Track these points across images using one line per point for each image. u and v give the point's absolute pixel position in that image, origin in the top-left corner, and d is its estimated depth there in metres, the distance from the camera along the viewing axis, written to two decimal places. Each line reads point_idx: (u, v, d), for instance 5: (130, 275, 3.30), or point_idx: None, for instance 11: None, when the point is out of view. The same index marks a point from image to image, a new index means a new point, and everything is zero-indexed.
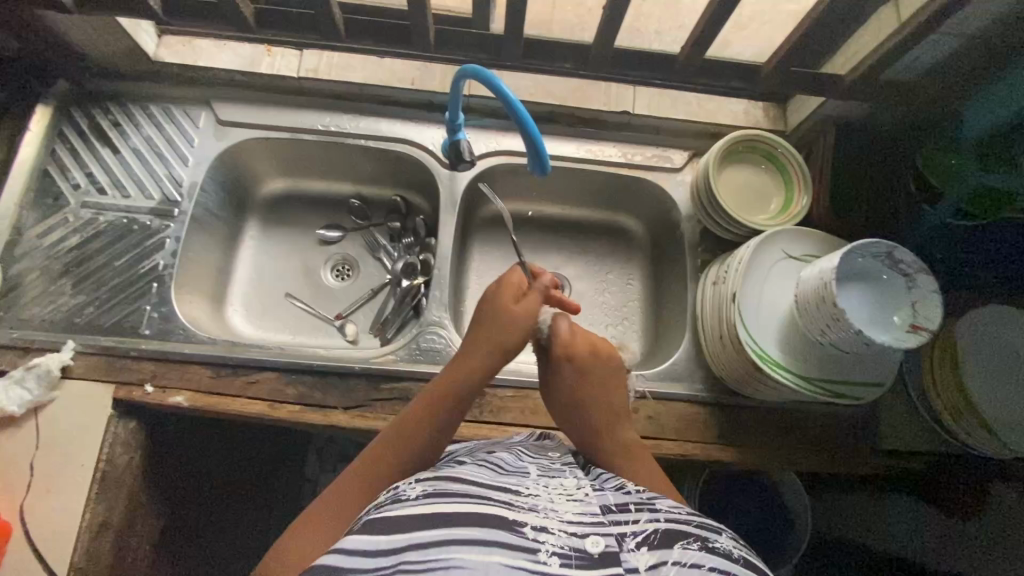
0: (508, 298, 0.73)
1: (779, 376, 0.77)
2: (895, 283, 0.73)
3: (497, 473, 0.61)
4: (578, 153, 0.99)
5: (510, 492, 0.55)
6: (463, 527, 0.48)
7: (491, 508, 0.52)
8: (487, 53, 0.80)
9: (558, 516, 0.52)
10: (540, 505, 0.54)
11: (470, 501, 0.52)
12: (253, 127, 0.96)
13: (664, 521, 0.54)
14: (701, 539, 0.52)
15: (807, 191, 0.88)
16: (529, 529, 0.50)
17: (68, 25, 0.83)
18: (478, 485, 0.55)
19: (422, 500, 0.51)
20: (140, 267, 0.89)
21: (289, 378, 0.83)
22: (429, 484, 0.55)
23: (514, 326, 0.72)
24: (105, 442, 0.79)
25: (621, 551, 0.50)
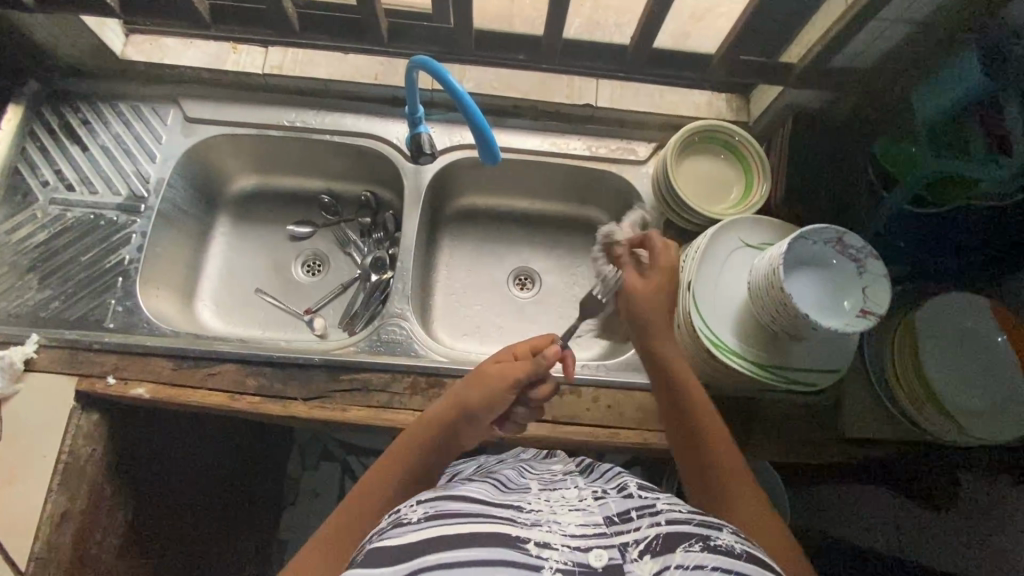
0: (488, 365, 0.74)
1: (732, 362, 0.78)
2: (846, 268, 0.72)
3: (499, 491, 0.62)
4: (543, 146, 1.00)
5: (512, 509, 0.56)
6: (464, 549, 0.50)
7: (493, 527, 0.52)
8: (442, 46, 0.80)
9: (561, 530, 0.53)
10: (543, 519, 0.55)
11: (475, 522, 0.52)
12: (220, 123, 0.97)
13: (665, 525, 0.54)
14: (702, 539, 0.53)
15: (766, 179, 0.88)
16: (531, 546, 0.50)
17: (32, 24, 0.84)
18: (481, 504, 0.56)
19: (424, 523, 0.53)
20: (106, 262, 0.90)
21: (250, 370, 0.84)
22: (430, 504, 0.56)
23: (483, 390, 0.71)
24: (69, 435, 0.81)
25: (624, 563, 0.50)
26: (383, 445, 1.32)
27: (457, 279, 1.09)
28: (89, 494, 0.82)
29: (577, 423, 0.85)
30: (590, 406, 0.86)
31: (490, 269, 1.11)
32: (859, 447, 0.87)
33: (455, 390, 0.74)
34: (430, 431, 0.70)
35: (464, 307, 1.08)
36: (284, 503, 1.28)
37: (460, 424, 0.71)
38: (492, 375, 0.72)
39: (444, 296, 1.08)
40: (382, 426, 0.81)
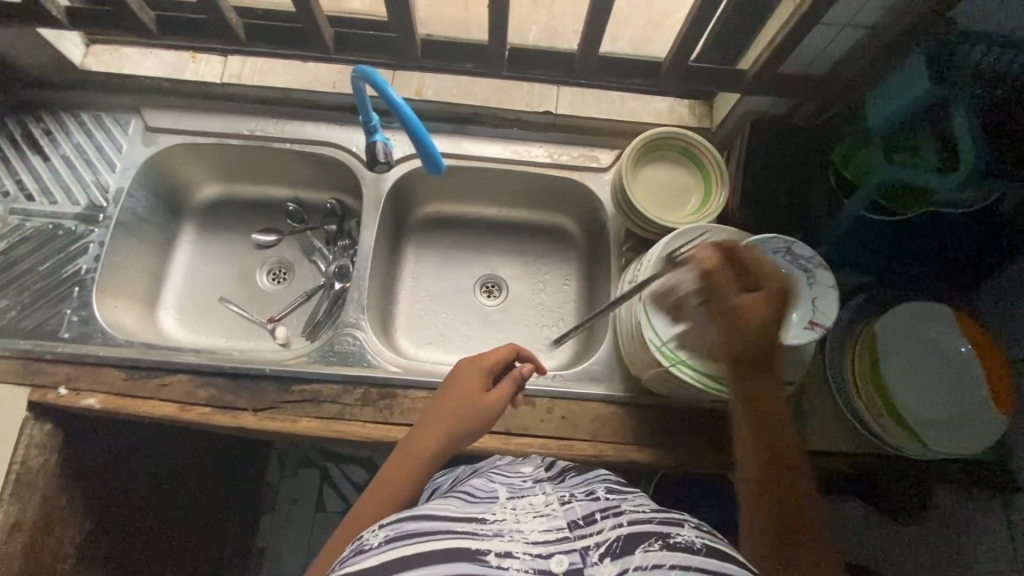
0: (470, 385, 0.72)
1: (682, 373, 0.77)
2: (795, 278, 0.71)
3: (464, 501, 0.60)
4: (504, 154, 0.99)
5: (475, 520, 0.54)
6: (428, 568, 0.47)
7: (455, 539, 0.51)
8: (391, 55, 0.80)
9: (523, 538, 0.52)
10: (506, 528, 0.54)
11: (437, 539, 0.50)
12: (179, 132, 0.98)
13: (627, 526, 0.53)
14: (661, 537, 0.53)
15: (724, 187, 0.86)
16: (492, 556, 0.49)
17: None
18: (442, 517, 0.54)
19: (385, 545, 0.50)
20: (64, 272, 0.90)
21: (201, 380, 0.84)
22: (392, 526, 0.53)
23: (471, 406, 0.70)
24: (20, 445, 0.81)
25: (585, 566, 0.49)
26: (361, 453, 1.31)
27: (423, 286, 1.09)
28: (42, 504, 0.82)
29: (530, 435, 0.83)
30: (544, 417, 0.84)
31: (456, 276, 1.10)
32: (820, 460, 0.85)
33: (438, 416, 0.70)
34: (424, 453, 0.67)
35: (429, 315, 1.07)
36: (262, 511, 1.28)
37: (453, 445, 0.69)
38: (484, 400, 0.70)
39: (408, 304, 1.07)
40: (332, 437, 0.81)
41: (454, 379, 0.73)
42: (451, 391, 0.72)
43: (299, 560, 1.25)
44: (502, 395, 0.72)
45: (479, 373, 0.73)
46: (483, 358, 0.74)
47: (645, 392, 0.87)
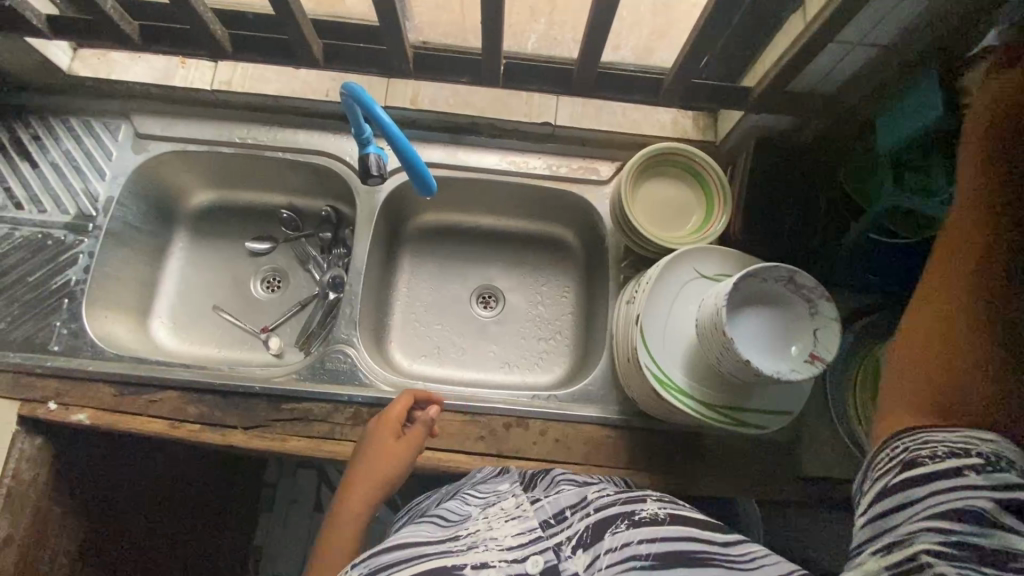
0: (388, 436, 0.74)
1: (680, 402, 0.74)
2: (798, 309, 0.69)
3: (439, 524, 0.58)
4: (501, 165, 0.97)
5: (449, 538, 0.53)
6: None
7: (429, 556, 0.49)
8: (382, 68, 0.77)
9: (498, 545, 0.51)
10: (479, 539, 0.52)
11: (411, 561, 0.49)
12: (169, 139, 0.95)
13: (594, 513, 0.53)
14: (627, 516, 0.52)
15: (727, 209, 0.84)
16: (468, 568, 0.47)
17: None
18: (414, 540, 0.52)
19: None
20: (52, 283, 0.89)
21: (190, 397, 0.83)
22: (364, 563, 0.50)
23: (394, 449, 0.73)
24: (11, 459, 0.81)
25: (560, 562, 0.49)
26: None
27: (419, 297, 1.08)
28: (33, 519, 0.82)
29: (522, 458, 0.82)
30: (537, 439, 0.83)
31: (452, 287, 1.09)
32: (818, 487, 0.83)
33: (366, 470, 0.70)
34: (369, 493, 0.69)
35: (424, 326, 1.06)
36: (260, 511, 1.27)
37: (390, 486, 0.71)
38: (406, 441, 0.74)
39: (403, 315, 1.07)
40: (324, 457, 0.80)
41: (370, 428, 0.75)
42: (373, 438, 0.74)
43: (297, 560, 1.24)
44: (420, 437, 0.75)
45: (391, 425, 0.75)
46: (392, 410, 0.76)
47: (641, 415, 0.85)
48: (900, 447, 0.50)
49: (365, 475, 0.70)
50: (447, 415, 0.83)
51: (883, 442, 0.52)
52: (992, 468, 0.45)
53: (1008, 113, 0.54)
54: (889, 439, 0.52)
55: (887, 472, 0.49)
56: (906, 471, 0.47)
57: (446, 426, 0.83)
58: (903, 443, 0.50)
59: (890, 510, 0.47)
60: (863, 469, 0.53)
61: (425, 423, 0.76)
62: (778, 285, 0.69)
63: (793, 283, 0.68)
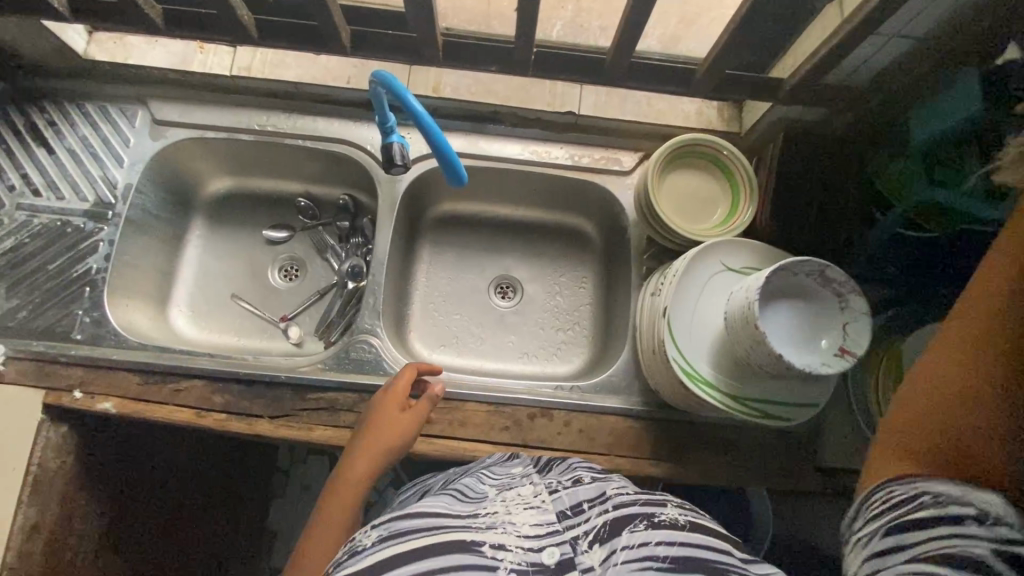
0: (393, 407, 0.77)
1: (706, 395, 0.75)
2: (827, 302, 0.69)
3: (456, 497, 0.60)
4: (523, 154, 0.96)
5: (468, 514, 0.55)
6: (421, 562, 0.48)
7: (449, 531, 0.51)
8: (410, 57, 0.76)
9: (516, 530, 0.53)
10: (498, 520, 0.54)
11: (432, 533, 0.51)
12: (187, 126, 0.94)
13: (612, 511, 0.55)
14: (646, 517, 0.53)
15: (753, 202, 0.84)
16: (487, 548, 0.50)
17: None
18: (435, 512, 0.55)
19: (379, 545, 0.51)
20: (73, 271, 0.88)
21: (216, 386, 0.83)
22: (385, 527, 0.53)
23: (398, 422, 0.76)
24: (37, 448, 0.80)
25: (575, 555, 0.51)
26: None
27: (437, 286, 1.08)
28: (59, 506, 0.82)
29: (547, 448, 0.83)
30: (561, 430, 0.84)
31: (470, 277, 1.09)
32: (837, 478, 0.84)
33: (372, 440, 0.74)
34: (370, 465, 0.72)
35: (443, 316, 1.07)
36: (273, 496, 1.28)
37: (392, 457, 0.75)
38: (410, 415, 0.77)
39: (422, 304, 1.07)
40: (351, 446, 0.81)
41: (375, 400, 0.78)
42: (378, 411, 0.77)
43: None
44: (424, 411, 0.78)
45: (397, 398, 0.78)
46: (398, 383, 0.79)
47: (663, 406, 0.86)
48: (900, 490, 0.48)
49: (368, 447, 0.73)
50: (471, 404, 0.84)
51: (878, 482, 0.50)
52: (998, 521, 0.43)
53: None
54: (886, 482, 0.50)
55: (884, 515, 0.47)
56: (904, 514, 0.46)
57: (471, 416, 0.83)
58: (903, 486, 0.48)
59: (884, 552, 0.45)
60: (855, 510, 0.52)
61: (429, 398, 0.79)
62: (804, 277, 0.69)
63: (822, 274, 0.68)
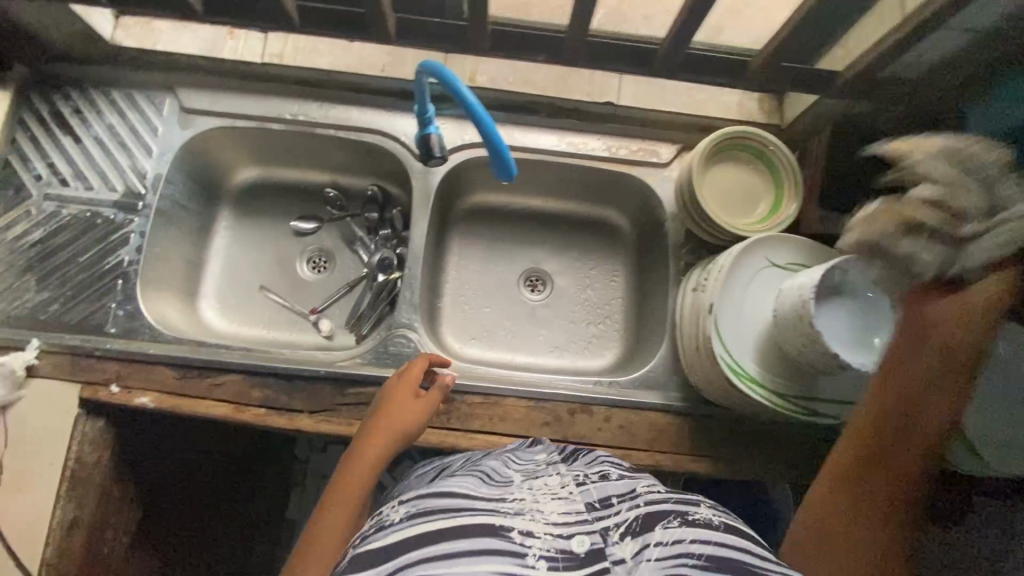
0: (406, 392, 0.77)
1: (753, 392, 0.75)
2: (879, 301, 0.69)
3: (483, 479, 0.61)
4: (560, 146, 0.95)
5: (496, 498, 0.56)
6: (451, 543, 0.49)
7: (478, 516, 0.53)
8: (455, 44, 0.74)
9: (544, 517, 0.54)
10: (525, 507, 0.55)
11: (461, 515, 0.52)
12: (218, 114, 0.92)
13: (644, 506, 0.56)
14: (680, 514, 0.55)
15: (798, 197, 0.83)
16: (515, 533, 0.51)
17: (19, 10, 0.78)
18: (465, 494, 0.56)
19: (409, 521, 0.52)
20: (105, 262, 0.86)
21: (255, 380, 0.82)
22: (412, 503, 0.55)
23: (409, 408, 0.75)
24: (75, 442, 0.79)
25: (605, 546, 0.53)
26: None
27: (467, 279, 1.07)
28: (98, 501, 0.81)
29: (587, 443, 0.83)
30: (602, 425, 0.83)
31: (500, 270, 1.08)
32: None
33: (384, 426, 0.73)
34: (378, 453, 0.71)
35: (474, 309, 1.06)
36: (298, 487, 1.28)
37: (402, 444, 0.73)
38: (422, 402, 0.76)
39: (452, 298, 1.06)
40: None
41: (386, 385, 0.78)
42: (389, 396, 0.76)
43: None
44: (436, 398, 0.77)
45: (410, 385, 0.77)
46: (414, 369, 0.78)
47: (703, 402, 0.86)
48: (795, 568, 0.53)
49: (378, 433, 0.72)
50: (512, 399, 0.83)
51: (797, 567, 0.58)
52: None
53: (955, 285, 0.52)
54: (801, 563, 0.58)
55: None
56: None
57: (511, 412, 0.83)
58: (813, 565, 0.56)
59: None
60: None
61: (441, 389, 0.78)
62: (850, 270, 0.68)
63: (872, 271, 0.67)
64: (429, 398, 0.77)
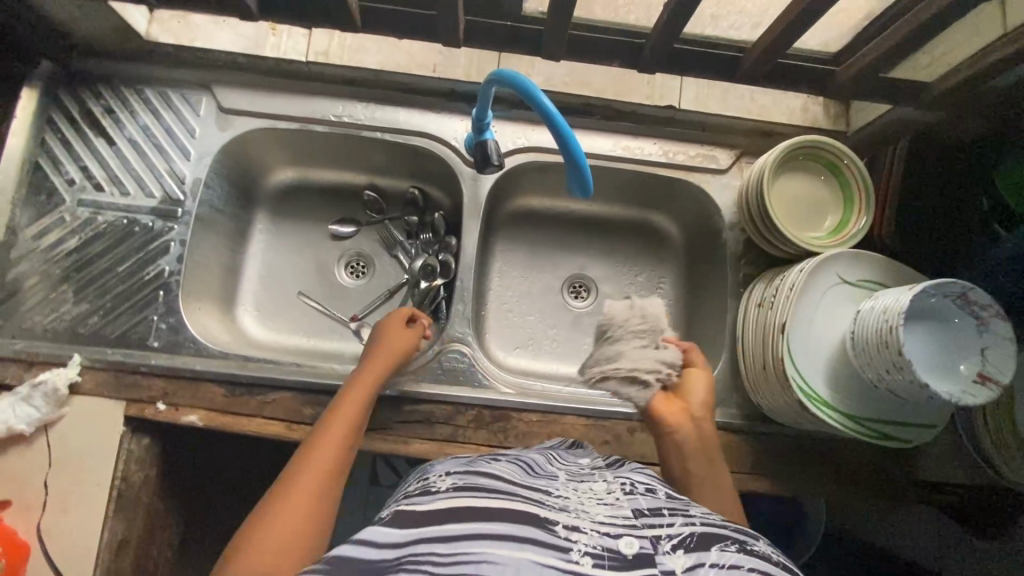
0: (389, 328, 0.78)
1: (824, 414, 0.73)
2: (966, 328, 0.66)
3: (527, 472, 0.56)
4: (615, 150, 0.91)
5: (540, 491, 0.51)
6: (489, 522, 0.44)
7: (521, 503, 0.48)
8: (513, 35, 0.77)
9: (590, 516, 0.48)
10: (570, 505, 0.50)
11: (503, 497, 0.48)
12: (258, 115, 0.87)
13: (699, 525, 0.48)
14: (738, 541, 0.47)
15: (869, 211, 0.79)
16: (559, 527, 0.45)
17: (61, 8, 0.75)
18: (510, 483, 0.51)
19: (453, 491, 0.49)
20: (145, 273, 0.83)
21: (306, 398, 0.79)
22: (460, 477, 0.52)
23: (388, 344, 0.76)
24: (121, 460, 0.76)
25: (655, 553, 0.45)
26: None
27: (511, 286, 1.03)
28: (144, 520, 0.78)
29: (648, 462, 0.81)
30: None
31: (544, 276, 1.05)
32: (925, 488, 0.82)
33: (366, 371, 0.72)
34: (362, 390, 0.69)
35: (518, 317, 1.03)
36: None
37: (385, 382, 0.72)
38: (402, 341, 0.77)
39: (496, 305, 1.02)
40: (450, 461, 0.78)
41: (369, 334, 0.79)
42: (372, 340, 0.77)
43: None
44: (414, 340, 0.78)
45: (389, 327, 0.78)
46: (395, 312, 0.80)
47: (763, 419, 0.84)
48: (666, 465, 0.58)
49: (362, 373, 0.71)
50: (570, 417, 0.81)
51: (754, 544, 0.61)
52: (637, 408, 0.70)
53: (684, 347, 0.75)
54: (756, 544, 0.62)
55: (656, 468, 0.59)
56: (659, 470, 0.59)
57: (570, 430, 0.81)
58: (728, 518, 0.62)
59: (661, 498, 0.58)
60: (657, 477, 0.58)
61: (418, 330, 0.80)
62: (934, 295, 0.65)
63: (956, 293, 0.64)
64: (407, 336, 0.78)
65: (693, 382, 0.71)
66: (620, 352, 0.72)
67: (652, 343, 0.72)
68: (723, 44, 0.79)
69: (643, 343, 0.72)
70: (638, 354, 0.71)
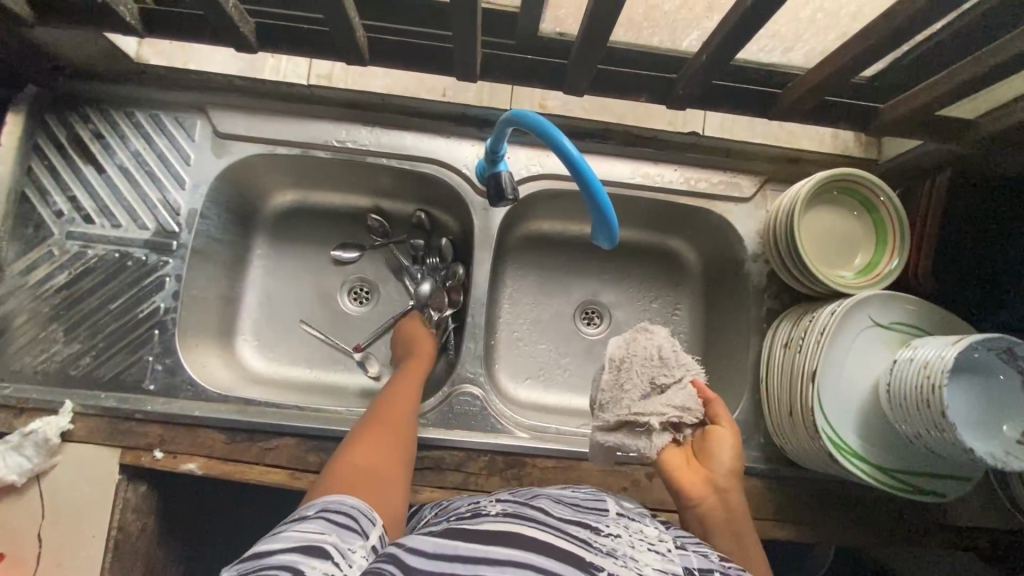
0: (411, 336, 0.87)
1: (857, 467, 0.70)
2: (1011, 384, 0.62)
3: (574, 506, 0.51)
4: (634, 177, 0.86)
5: (588, 529, 0.47)
6: (536, 555, 0.41)
7: (568, 542, 0.44)
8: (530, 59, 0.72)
9: (639, 567, 0.44)
10: (617, 549, 0.45)
11: (552, 531, 0.44)
12: (254, 140, 0.82)
13: None
14: None
15: (903, 249, 0.75)
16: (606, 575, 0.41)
17: (47, 36, 0.70)
18: (560, 517, 0.47)
19: (502, 518, 0.46)
20: (139, 311, 0.79)
21: (311, 444, 0.75)
22: (510, 505, 0.49)
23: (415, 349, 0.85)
24: (116, 510, 0.72)
25: None
26: None
27: (522, 314, 0.99)
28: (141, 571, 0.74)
29: (667, 509, 0.77)
30: None
31: (556, 302, 1.00)
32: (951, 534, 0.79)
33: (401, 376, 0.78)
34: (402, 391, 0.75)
35: (529, 347, 0.98)
36: None
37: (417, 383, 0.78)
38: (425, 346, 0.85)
39: (507, 334, 0.98)
40: None
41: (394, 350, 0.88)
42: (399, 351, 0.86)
43: None
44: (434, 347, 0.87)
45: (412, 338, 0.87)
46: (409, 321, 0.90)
47: (787, 463, 0.81)
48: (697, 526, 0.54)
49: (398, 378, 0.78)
50: (586, 463, 0.78)
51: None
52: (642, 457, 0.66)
53: (707, 399, 0.68)
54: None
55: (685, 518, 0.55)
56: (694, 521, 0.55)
57: (586, 476, 0.77)
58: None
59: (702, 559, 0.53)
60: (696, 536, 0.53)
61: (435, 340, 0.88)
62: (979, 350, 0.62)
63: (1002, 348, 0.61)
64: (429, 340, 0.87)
65: (717, 440, 0.65)
66: (616, 405, 0.66)
67: (644, 386, 0.66)
68: (753, 69, 0.73)
69: (633, 387, 0.66)
70: (634, 403, 0.65)
